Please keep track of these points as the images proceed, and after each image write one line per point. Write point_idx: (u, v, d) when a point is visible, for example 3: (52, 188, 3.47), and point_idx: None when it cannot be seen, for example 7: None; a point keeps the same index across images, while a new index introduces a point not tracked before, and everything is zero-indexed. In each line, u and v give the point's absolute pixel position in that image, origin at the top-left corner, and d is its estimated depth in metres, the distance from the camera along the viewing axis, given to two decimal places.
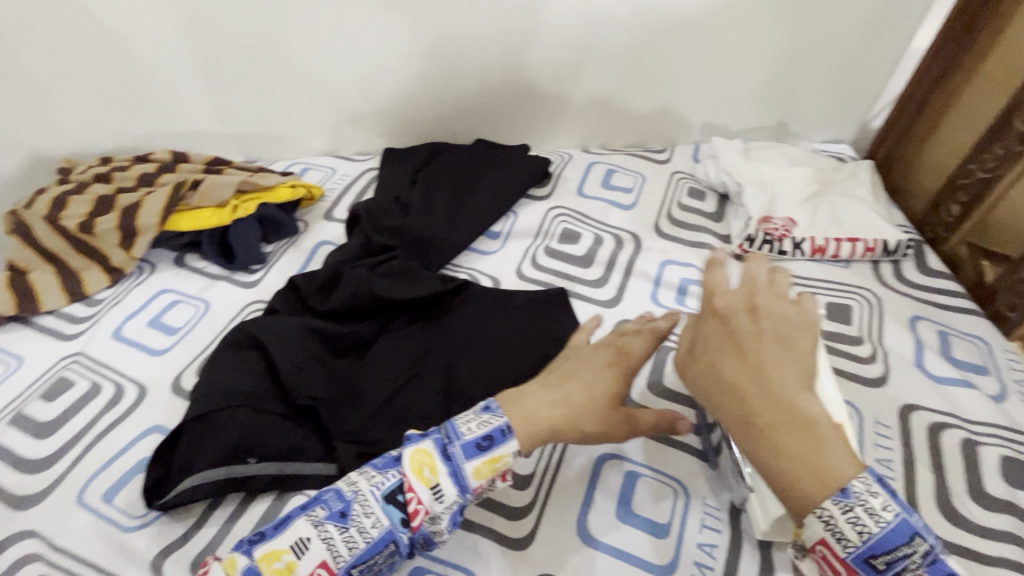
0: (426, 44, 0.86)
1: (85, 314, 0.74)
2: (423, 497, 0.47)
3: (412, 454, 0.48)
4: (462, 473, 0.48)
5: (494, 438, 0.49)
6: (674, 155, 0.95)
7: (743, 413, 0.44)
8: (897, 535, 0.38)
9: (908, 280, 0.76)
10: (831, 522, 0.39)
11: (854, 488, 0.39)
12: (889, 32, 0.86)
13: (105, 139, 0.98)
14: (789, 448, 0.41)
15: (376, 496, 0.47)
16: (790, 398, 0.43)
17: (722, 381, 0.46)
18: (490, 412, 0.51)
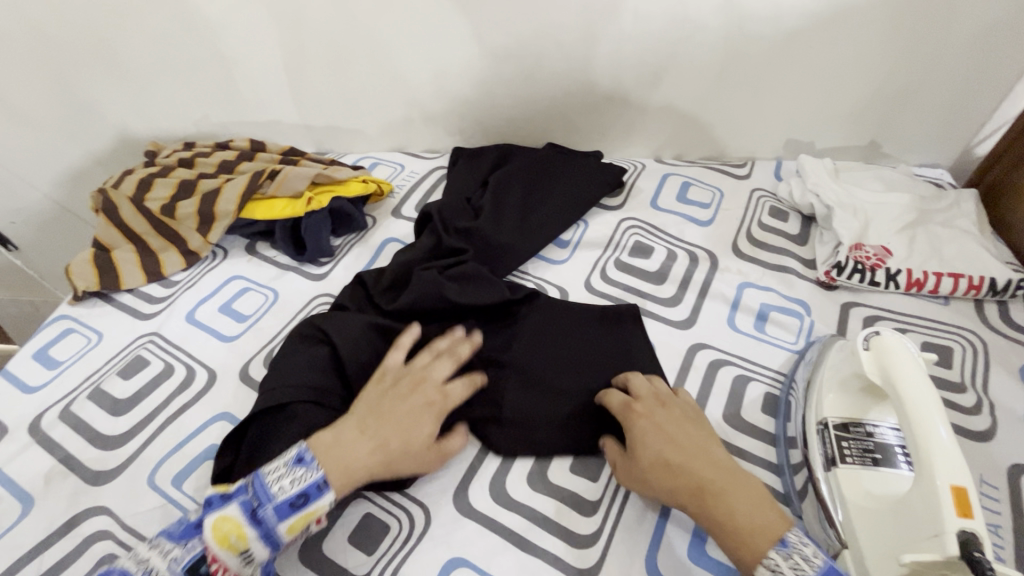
0: (505, 44, 0.84)
1: (162, 295, 0.76)
2: (230, 564, 0.46)
3: (215, 523, 0.47)
4: (274, 534, 0.47)
5: (308, 495, 0.48)
6: (754, 171, 0.90)
7: (699, 490, 0.48)
8: (824, 575, 0.42)
9: (1017, 324, 0.69)
10: (778, 565, 0.42)
11: (791, 538, 0.44)
12: (1011, 50, 0.78)
13: (189, 124, 1.02)
14: (741, 514, 0.46)
15: (174, 571, 0.45)
16: (708, 479, 0.48)
17: (669, 462, 0.50)
18: (303, 465, 0.50)
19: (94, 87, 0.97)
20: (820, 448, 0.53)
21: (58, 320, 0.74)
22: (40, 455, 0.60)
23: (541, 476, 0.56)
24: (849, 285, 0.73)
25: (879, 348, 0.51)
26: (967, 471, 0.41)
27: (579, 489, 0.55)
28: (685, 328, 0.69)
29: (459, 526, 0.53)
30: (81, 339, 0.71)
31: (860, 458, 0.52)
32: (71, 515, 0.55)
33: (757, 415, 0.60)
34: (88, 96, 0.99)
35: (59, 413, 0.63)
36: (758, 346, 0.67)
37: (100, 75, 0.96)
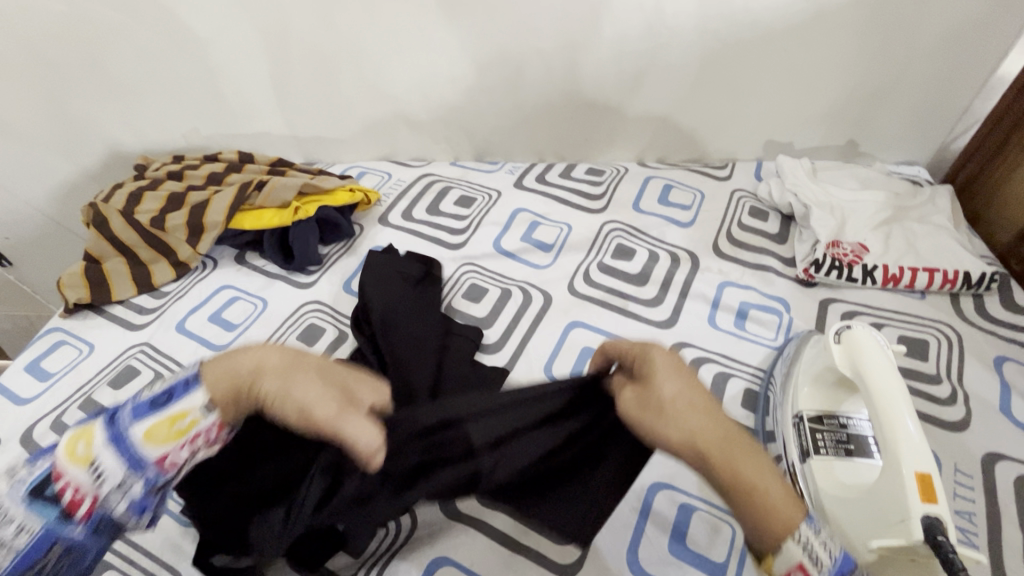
0: (488, 53, 0.86)
1: (152, 305, 0.77)
2: (82, 483, 0.38)
3: (67, 439, 0.39)
4: (128, 441, 0.38)
5: (173, 394, 0.40)
6: (735, 172, 0.92)
7: (702, 449, 0.42)
8: (844, 562, 0.39)
9: (991, 316, 0.71)
10: (810, 544, 0.39)
11: (813, 520, 0.41)
12: (980, 50, 0.79)
13: (179, 137, 1.03)
14: (752, 479, 0.41)
15: (14, 498, 0.37)
16: (719, 432, 0.43)
17: (666, 412, 0.44)
18: (189, 381, 0.40)
19: (84, 103, 0.99)
20: (796, 441, 0.54)
21: (50, 333, 0.75)
22: None
23: None
24: (827, 281, 0.74)
25: (849, 342, 0.52)
26: (932, 459, 0.43)
27: None
28: (666, 327, 0.71)
29: (444, 525, 0.54)
30: (72, 350, 0.72)
31: (835, 450, 0.52)
32: None
33: (737, 411, 0.62)
34: (78, 112, 1.00)
35: (51, 423, 0.64)
36: (738, 344, 0.68)
37: (90, 90, 0.97)
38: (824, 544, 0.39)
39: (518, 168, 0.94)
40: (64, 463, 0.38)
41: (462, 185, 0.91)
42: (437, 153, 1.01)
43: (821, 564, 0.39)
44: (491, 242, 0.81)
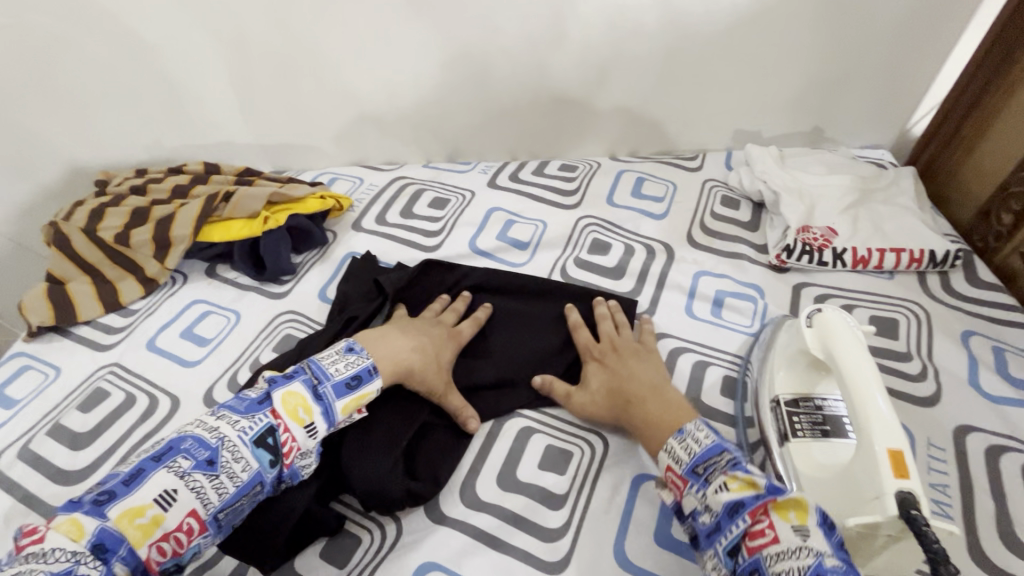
0: (454, 53, 0.86)
1: (121, 324, 0.75)
2: (297, 435, 0.50)
3: (284, 398, 0.51)
4: (332, 410, 0.52)
5: (361, 378, 0.55)
6: (705, 162, 0.93)
7: (624, 407, 0.57)
8: (710, 450, 0.48)
9: (958, 293, 0.73)
10: (672, 448, 0.50)
11: (688, 427, 0.51)
12: (935, 33, 0.81)
13: (141, 150, 1.01)
14: (652, 414, 0.54)
15: (244, 441, 0.47)
16: (652, 387, 0.57)
17: (610, 390, 0.59)
18: (355, 353, 0.57)
19: (41, 119, 0.96)
20: (774, 426, 0.55)
21: (13, 358, 0.72)
22: None
23: (510, 474, 0.57)
24: (799, 266, 0.75)
25: (818, 323, 0.53)
26: (902, 433, 0.44)
27: (548, 485, 0.56)
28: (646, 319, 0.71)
29: (430, 529, 0.54)
30: (38, 375, 0.70)
31: (811, 431, 0.53)
32: None
33: (717, 398, 0.62)
34: (32, 128, 0.97)
35: (18, 452, 0.62)
36: (714, 332, 0.69)
37: (42, 104, 0.94)
38: (687, 446, 0.49)
39: (491, 167, 0.94)
40: (290, 419, 0.50)
41: (435, 187, 0.91)
42: (408, 156, 1.00)
43: (679, 460, 0.49)
44: (466, 242, 0.81)
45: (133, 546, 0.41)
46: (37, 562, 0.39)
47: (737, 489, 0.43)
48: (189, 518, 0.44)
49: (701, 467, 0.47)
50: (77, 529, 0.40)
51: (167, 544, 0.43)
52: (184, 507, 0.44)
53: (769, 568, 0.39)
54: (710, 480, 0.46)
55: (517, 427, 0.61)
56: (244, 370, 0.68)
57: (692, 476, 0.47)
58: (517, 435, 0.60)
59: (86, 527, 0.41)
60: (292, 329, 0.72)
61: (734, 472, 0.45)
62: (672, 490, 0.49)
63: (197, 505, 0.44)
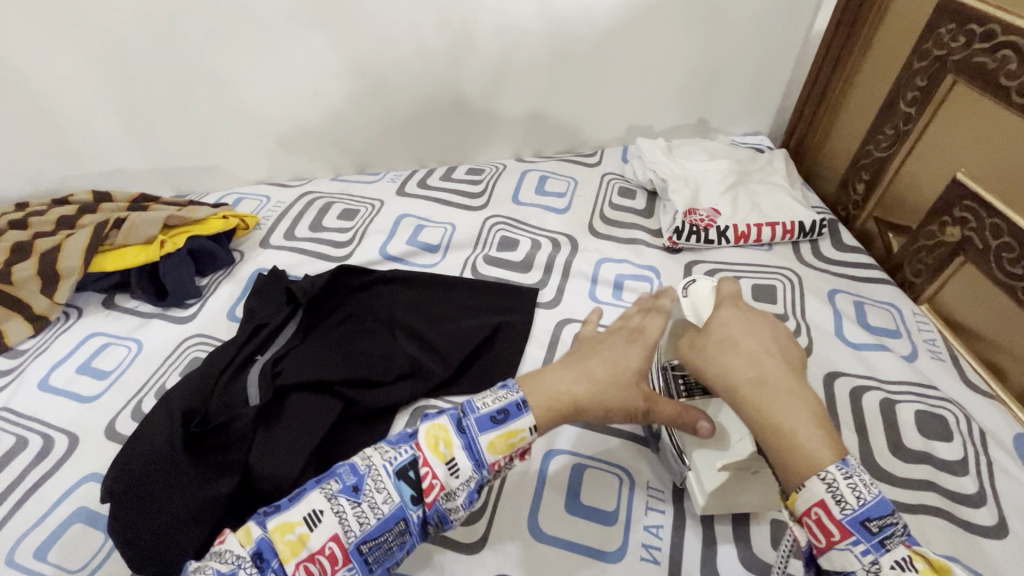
0: (350, 65, 0.87)
1: (7, 367, 0.70)
2: (438, 471, 0.45)
3: (428, 428, 0.47)
4: (477, 447, 0.46)
5: (510, 412, 0.47)
6: (604, 158, 0.99)
7: (750, 378, 0.43)
8: (879, 503, 0.37)
9: (825, 258, 0.81)
10: (834, 481, 0.37)
11: (852, 459, 0.38)
12: (787, 28, 0.91)
13: (22, 185, 0.95)
14: (791, 415, 0.40)
15: (388, 471, 0.45)
16: (788, 374, 0.43)
17: (733, 346, 0.46)
18: (506, 387, 0.49)
19: None
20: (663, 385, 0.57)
21: None
22: None
23: None
24: (689, 245, 0.82)
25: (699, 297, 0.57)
26: None
27: None
28: (553, 307, 0.75)
29: None
30: None
31: (696, 390, 0.55)
32: None
33: None
34: None
35: None
36: (616, 312, 0.74)
37: None
38: (857, 488, 0.37)
39: (400, 176, 0.96)
40: (431, 452, 0.46)
41: (345, 199, 0.91)
42: (317, 171, 1.00)
43: (846, 504, 0.36)
44: (377, 249, 0.82)
45: (282, 562, 0.41)
46: (215, 559, 0.41)
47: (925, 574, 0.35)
48: (332, 543, 0.42)
49: (875, 522, 0.36)
50: (249, 535, 0.42)
51: (314, 566, 0.42)
52: (328, 531, 0.42)
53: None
54: (885, 545, 0.36)
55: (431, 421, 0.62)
56: (149, 398, 0.65)
57: (857, 529, 0.36)
58: None
59: (253, 533, 0.43)
60: (200, 351, 0.70)
61: (914, 547, 0.37)
62: (810, 531, 0.38)
63: (339, 530, 0.43)
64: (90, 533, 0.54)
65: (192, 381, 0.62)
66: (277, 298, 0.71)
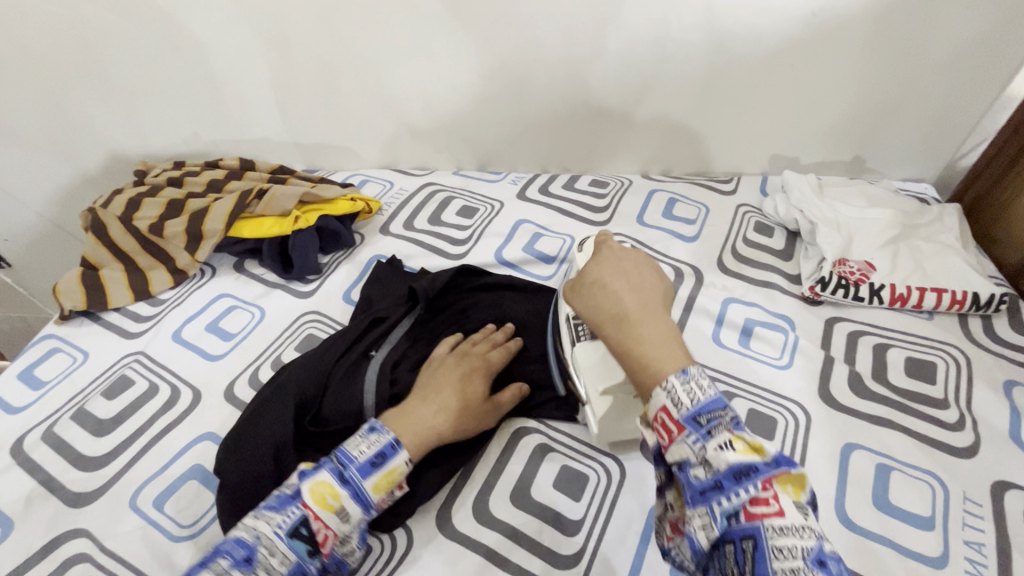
0: (491, 63, 0.86)
1: (149, 313, 0.76)
2: (330, 522, 0.47)
3: (311, 486, 0.48)
4: (363, 492, 0.49)
5: (386, 454, 0.51)
6: (740, 187, 0.91)
7: (616, 312, 0.46)
8: (713, 402, 0.40)
9: (1003, 339, 0.69)
10: (673, 388, 0.41)
11: (693, 370, 0.41)
12: (992, 65, 0.77)
13: (182, 143, 1.04)
14: (648, 340, 0.44)
15: (280, 535, 0.45)
16: (648, 307, 0.47)
17: (602, 284, 0.49)
18: (376, 431, 0.52)
19: (90, 108, 1.00)
20: None
21: (44, 340, 0.74)
22: (20, 476, 0.60)
23: (525, 495, 0.56)
24: (833, 299, 0.73)
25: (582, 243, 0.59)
26: None
27: (562, 510, 0.55)
28: None
29: (439, 546, 0.53)
30: (66, 358, 0.71)
31: None
32: (51, 538, 0.55)
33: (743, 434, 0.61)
34: (81, 116, 1.01)
35: (42, 434, 0.63)
36: (742, 362, 0.67)
37: (92, 95, 0.98)
38: (690, 392, 0.40)
39: (521, 178, 0.94)
40: (319, 508, 0.47)
41: (465, 195, 0.90)
42: (439, 162, 1.01)
43: (680, 404, 0.40)
44: (492, 253, 0.80)
45: None
46: None
47: (744, 451, 0.38)
48: None
49: (704, 417, 0.39)
50: None
51: None
52: None
53: (768, 541, 0.35)
54: (711, 434, 0.39)
55: (534, 445, 0.60)
56: (265, 368, 0.68)
57: (692, 424, 0.39)
58: (533, 455, 0.59)
59: None
60: (316, 329, 0.72)
61: (736, 431, 0.39)
62: (658, 433, 0.41)
63: None
64: (202, 492, 0.57)
65: (307, 366, 0.62)
66: (394, 295, 0.71)
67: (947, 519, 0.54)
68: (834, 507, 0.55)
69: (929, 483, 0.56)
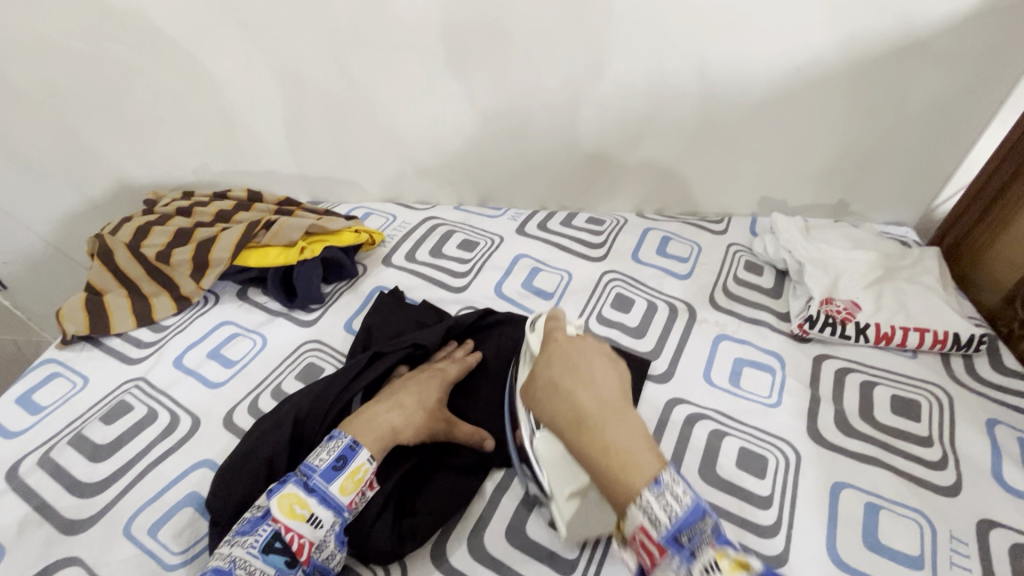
0: (495, 106, 0.90)
1: (151, 339, 0.77)
2: (303, 531, 0.49)
3: (279, 500, 0.50)
4: (330, 496, 0.51)
5: (346, 456, 0.53)
6: (730, 227, 0.95)
7: (576, 415, 0.48)
8: (691, 513, 0.40)
9: (983, 379, 0.71)
10: (648, 505, 0.41)
11: (665, 477, 0.42)
12: (964, 122, 0.83)
13: (192, 173, 1.07)
14: (614, 442, 0.45)
15: (253, 553, 0.47)
16: (611, 408, 0.47)
17: (557, 386, 0.51)
18: (334, 438, 0.55)
19: (104, 138, 1.03)
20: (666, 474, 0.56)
21: (44, 364, 0.74)
22: (13, 501, 0.59)
23: (519, 532, 0.56)
24: (821, 337, 0.75)
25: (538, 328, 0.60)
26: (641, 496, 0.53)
27: (557, 546, 0.55)
28: (664, 381, 0.72)
29: None
30: (66, 383, 0.71)
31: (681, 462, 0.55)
32: (43, 565, 0.54)
33: (735, 471, 0.62)
34: (94, 145, 1.04)
35: (38, 459, 0.63)
36: (732, 399, 0.69)
37: (107, 126, 1.01)
38: (667, 506, 0.40)
39: (521, 214, 0.97)
40: (288, 518, 0.49)
41: (465, 230, 0.93)
42: (441, 197, 1.04)
43: (658, 523, 0.40)
44: (492, 286, 0.83)
45: None
46: None
47: (730, 569, 0.37)
48: None
49: (684, 537, 0.39)
50: None
51: None
52: None
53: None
54: (695, 553, 0.39)
55: (528, 481, 0.60)
56: (266, 396, 0.68)
57: (671, 544, 0.39)
58: (528, 491, 0.59)
59: None
60: (316, 358, 0.73)
61: (722, 546, 0.38)
62: (640, 552, 0.41)
63: None
64: (198, 520, 0.57)
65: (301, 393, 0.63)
66: (392, 327, 0.73)
67: (935, 558, 0.55)
68: (824, 544, 0.56)
69: (917, 521, 0.57)
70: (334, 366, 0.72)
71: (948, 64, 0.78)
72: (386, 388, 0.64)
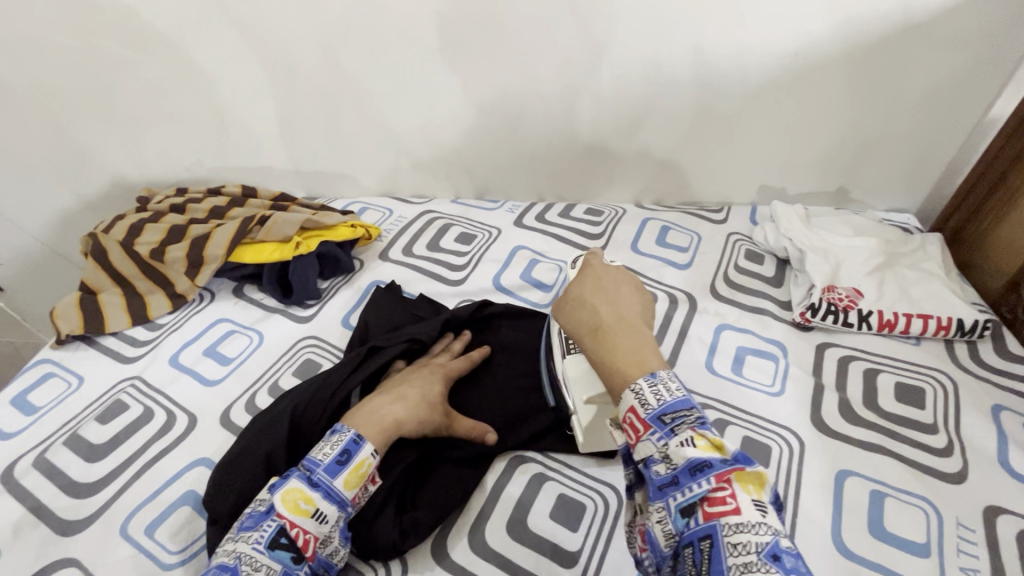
0: (490, 96, 0.89)
1: (146, 338, 0.76)
2: (308, 526, 0.48)
3: (282, 496, 0.49)
4: (335, 491, 0.50)
5: (350, 450, 0.52)
6: (730, 216, 0.94)
7: (594, 321, 0.50)
8: (680, 402, 0.42)
9: (988, 365, 0.71)
10: (641, 390, 0.43)
11: (662, 373, 0.44)
12: (967, 102, 0.81)
13: (185, 170, 1.06)
14: (620, 346, 0.47)
15: (259, 550, 0.46)
16: (632, 322, 0.50)
17: (582, 300, 0.53)
18: (337, 432, 0.54)
19: (95, 136, 1.02)
20: None
21: (38, 364, 0.74)
22: (9, 503, 0.59)
23: (520, 525, 0.55)
24: (823, 325, 0.75)
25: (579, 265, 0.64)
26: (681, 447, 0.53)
27: (559, 539, 0.54)
28: None
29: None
30: (61, 383, 0.71)
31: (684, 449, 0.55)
32: (40, 567, 0.54)
33: None
34: (85, 143, 1.03)
35: (33, 460, 0.62)
36: (734, 389, 0.68)
37: (98, 123, 1.00)
38: (656, 392, 0.43)
39: (518, 207, 0.96)
40: (293, 514, 0.48)
41: (463, 223, 0.92)
42: (437, 190, 1.03)
43: (646, 403, 0.42)
44: (490, 279, 0.82)
45: None
46: None
47: (704, 449, 0.39)
48: None
49: (668, 418, 0.41)
50: None
51: None
52: None
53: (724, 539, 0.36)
54: (676, 431, 0.41)
55: (529, 474, 0.59)
56: (263, 393, 0.68)
57: (655, 422, 0.42)
58: (529, 483, 0.59)
59: None
60: (314, 354, 0.72)
61: (701, 431, 0.41)
62: (626, 431, 0.43)
63: None
64: (196, 519, 0.56)
65: (298, 389, 0.62)
66: (387, 321, 0.72)
67: (942, 545, 0.54)
68: (829, 534, 0.55)
69: (922, 508, 0.57)
70: (332, 362, 0.71)
71: (950, 45, 0.76)
72: (386, 382, 0.62)
